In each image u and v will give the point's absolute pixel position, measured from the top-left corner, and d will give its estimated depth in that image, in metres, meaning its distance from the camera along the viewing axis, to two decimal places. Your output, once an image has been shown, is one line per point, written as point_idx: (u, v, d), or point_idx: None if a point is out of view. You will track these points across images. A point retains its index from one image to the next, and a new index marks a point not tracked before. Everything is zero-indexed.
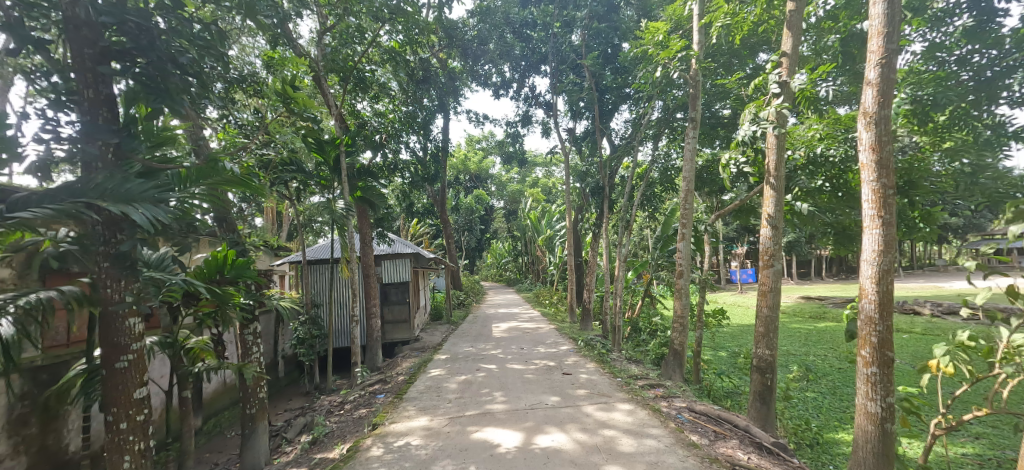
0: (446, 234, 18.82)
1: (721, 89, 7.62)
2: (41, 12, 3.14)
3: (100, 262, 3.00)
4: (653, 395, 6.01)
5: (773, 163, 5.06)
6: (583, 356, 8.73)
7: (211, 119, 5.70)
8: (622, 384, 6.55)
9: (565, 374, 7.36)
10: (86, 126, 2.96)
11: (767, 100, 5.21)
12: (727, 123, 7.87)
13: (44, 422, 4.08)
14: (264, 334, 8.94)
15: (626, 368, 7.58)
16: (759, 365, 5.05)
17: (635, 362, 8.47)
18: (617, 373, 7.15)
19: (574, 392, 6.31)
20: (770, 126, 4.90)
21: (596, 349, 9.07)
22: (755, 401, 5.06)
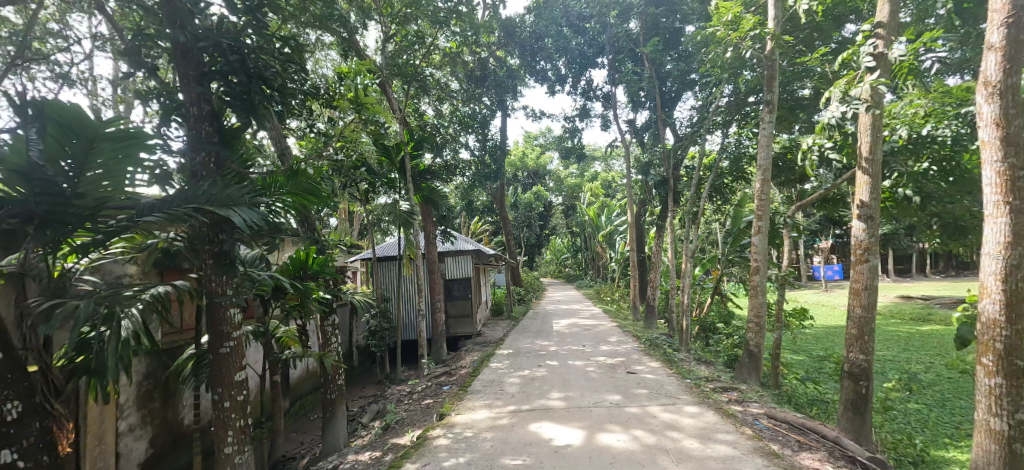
0: (506, 230, 19.05)
1: (800, 67, 7.00)
2: (153, 42, 3.56)
3: (205, 258, 3.36)
4: (726, 398, 5.70)
5: (866, 144, 4.60)
6: (649, 355, 8.47)
7: (291, 127, 6.14)
8: (692, 386, 6.26)
9: (630, 373, 7.17)
10: (193, 140, 3.33)
11: (859, 75, 4.71)
12: (808, 104, 7.35)
13: (164, 398, 4.64)
14: (340, 325, 9.56)
15: (694, 369, 7.25)
16: (851, 371, 4.61)
17: (705, 363, 8.06)
18: (686, 375, 6.86)
19: (641, 391, 6.12)
20: (863, 105, 4.39)
21: (661, 348, 8.76)
22: (846, 411, 4.63)
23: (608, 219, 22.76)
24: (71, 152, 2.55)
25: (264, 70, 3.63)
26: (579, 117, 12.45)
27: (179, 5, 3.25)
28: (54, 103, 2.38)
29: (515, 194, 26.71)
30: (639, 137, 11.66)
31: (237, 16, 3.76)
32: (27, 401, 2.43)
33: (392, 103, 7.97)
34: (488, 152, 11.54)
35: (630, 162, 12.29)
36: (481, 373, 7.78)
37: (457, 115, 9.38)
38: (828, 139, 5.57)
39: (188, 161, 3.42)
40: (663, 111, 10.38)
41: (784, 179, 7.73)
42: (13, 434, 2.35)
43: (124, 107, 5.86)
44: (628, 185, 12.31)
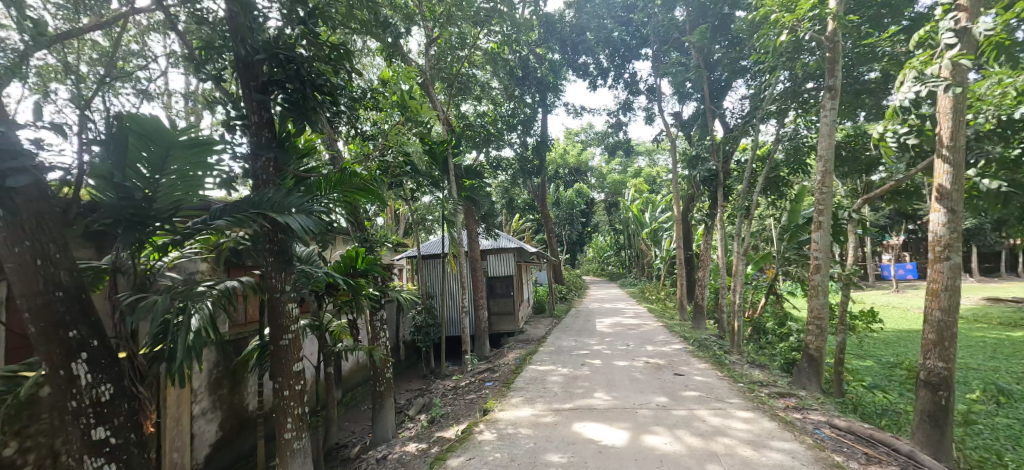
0: (548, 228, 19.02)
1: (866, 48, 6.53)
2: (217, 55, 3.85)
3: (267, 257, 3.62)
4: (783, 405, 5.45)
5: (947, 129, 4.26)
6: (697, 356, 8.23)
7: (342, 132, 6.42)
8: (745, 391, 6.02)
9: (677, 375, 6.99)
10: (254, 146, 3.58)
11: (937, 53, 4.36)
12: (875, 88, 6.87)
13: (231, 385, 5.01)
14: (388, 321, 9.92)
15: (747, 372, 6.98)
16: (929, 380, 4.29)
17: (759, 366, 7.71)
18: (738, 378, 6.61)
19: (689, 394, 5.96)
20: (943, 86, 4.07)
21: (711, 350, 8.46)
22: (922, 423, 4.31)
23: (653, 216, 22.21)
24: (149, 159, 2.80)
25: (316, 77, 3.84)
26: (622, 111, 12.22)
27: (240, 21, 3.50)
28: (130, 113, 2.60)
29: (557, 191, 26.60)
30: (686, 130, 11.29)
31: (291, 27, 3.99)
32: (117, 384, 2.70)
33: (435, 105, 8.16)
34: (530, 150, 11.57)
35: (676, 156, 11.93)
36: (525, 371, 7.84)
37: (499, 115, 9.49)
38: (901, 125, 5.17)
39: (250, 166, 3.67)
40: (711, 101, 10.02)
41: (846, 172, 7.24)
42: (106, 413, 2.63)
43: (195, 116, 6.36)
44: (675, 180, 11.96)
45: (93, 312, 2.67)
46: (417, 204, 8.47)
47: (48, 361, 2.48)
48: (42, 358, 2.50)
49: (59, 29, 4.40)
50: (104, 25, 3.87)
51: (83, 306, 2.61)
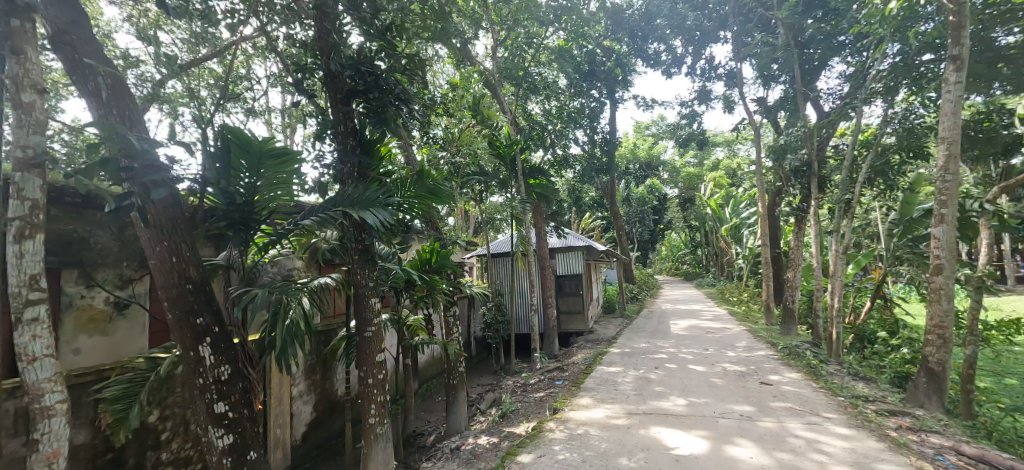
0: (619, 225, 18.57)
1: (1006, 7, 5.58)
2: (309, 74, 4.28)
3: (352, 255, 3.95)
4: (894, 424, 4.87)
5: None
6: (786, 364, 7.65)
7: (416, 136, 6.76)
8: (845, 406, 5.48)
9: (763, 384, 6.54)
10: (341, 153, 3.92)
11: None
12: (1015, 55, 5.91)
13: (323, 372, 5.53)
14: (459, 317, 10.31)
15: (848, 385, 6.35)
16: None
17: (863, 378, 6.97)
18: (838, 391, 6.02)
19: (778, 406, 5.55)
20: None
21: (804, 358, 7.78)
22: None
23: (733, 211, 20.85)
24: (246, 163, 3.18)
25: (394, 86, 4.09)
26: (698, 100, 11.61)
27: (328, 41, 3.91)
28: (229, 126, 2.95)
29: (628, 187, 25.89)
30: (771, 117, 10.48)
31: (370, 43, 4.32)
32: (233, 366, 3.11)
33: (502, 105, 8.32)
34: (598, 146, 11.41)
35: (760, 147, 11.10)
36: (595, 372, 7.77)
37: (567, 112, 9.50)
38: None
39: (337, 171, 4.03)
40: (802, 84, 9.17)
41: (978, 153, 6.55)
42: (225, 390, 3.04)
43: (290, 129, 7.05)
44: (758, 172, 11.15)
45: (214, 303, 3.10)
46: (485, 204, 8.69)
47: (182, 343, 2.93)
48: (176, 341, 2.95)
49: (183, 59, 5.18)
50: (217, 54, 4.50)
51: (207, 297, 3.04)
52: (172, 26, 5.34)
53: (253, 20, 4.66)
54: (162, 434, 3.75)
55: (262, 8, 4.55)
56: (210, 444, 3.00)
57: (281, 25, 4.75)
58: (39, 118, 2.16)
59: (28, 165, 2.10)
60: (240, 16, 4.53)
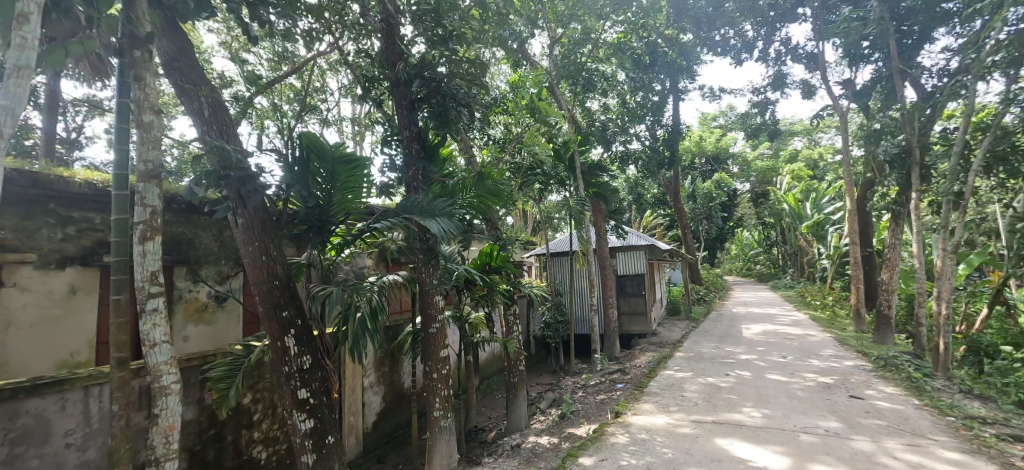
0: (685, 223, 17.81)
1: None
2: (377, 84, 4.56)
3: (417, 254, 4.17)
4: (1019, 452, 4.26)
5: None
6: (881, 377, 6.95)
7: (475, 138, 6.93)
8: (957, 428, 4.88)
9: (853, 398, 6.00)
10: (407, 158, 4.14)
11: None
12: None
13: (390, 364, 5.84)
14: (519, 316, 10.44)
15: (959, 403, 5.64)
16: None
17: (978, 396, 6.16)
18: (946, 410, 5.37)
19: (871, 423, 5.07)
20: None
21: (903, 371, 7.02)
22: None
23: (814, 206, 19.25)
24: (322, 168, 3.44)
25: (455, 91, 4.23)
26: (774, 86, 10.82)
27: (392, 52, 4.16)
28: (307, 133, 3.24)
29: (693, 183, 24.75)
30: (859, 101, 9.56)
31: (431, 51, 4.51)
32: (313, 356, 3.39)
33: (560, 103, 8.30)
34: (661, 141, 10.97)
35: (846, 134, 10.16)
36: (659, 376, 7.54)
37: (627, 107, 9.28)
38: None
39: (403, 174, 4.26)
40: (901, 62, 8.16)
41: None
42: (307, 377, 3.32)
43: (359, 136, 7.50)
44: (845, 162, 10.20)
45: (297, 298, 3.41)
46: (544, 203, 8.70)
47: (270, 333, 3.25)
48: (265, 331, 3.27)
49: (268, 77, 5.71)
50: (296, 70, 4.94)
51: (291, 293, 3.35)
52: (257, 48, 5.90)
53: (328, 36, 5.04)
54: (254, 414, 4.16)
55: (335, 25, 4.92)
56: (294, 427, 3.30)
57: (352, 39, 5.10)
58: (157, 135, 2.47)
59: (149, 176, 2.43)
60: (316, 35, 4.93)
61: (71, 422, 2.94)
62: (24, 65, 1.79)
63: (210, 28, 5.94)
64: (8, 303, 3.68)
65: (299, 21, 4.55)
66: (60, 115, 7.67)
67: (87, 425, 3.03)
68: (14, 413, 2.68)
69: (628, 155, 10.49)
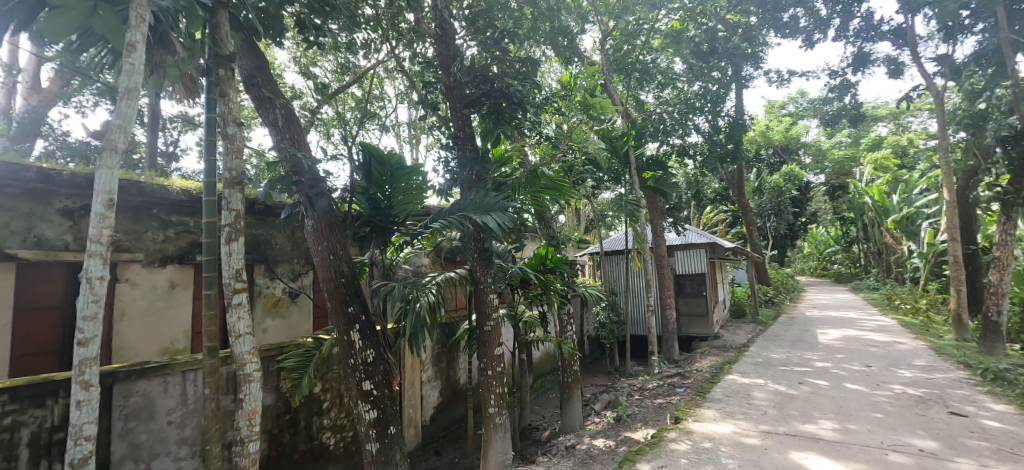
0: (750, 219, 16.86)
1: None
2: (433, 88, 4.72)
3: (473, 254, 4.29)
4: None
5: None
6: (988, 392, 6.19)
7: (528, 137, 6.97)
8: None
9: (953, 415, 5.39)
10: (462, 159, 4.25)
11: None
12: None
13: (447, 360, 6.04)
14: (573, 316, 10.39)
15: None
16: None
17: None
18: None
19: (976, 444, 4.53)
20: None
21: (1016, 385, 6.21)
22: None
23: (902, 199, 17.47)
24: (384, 171, 3.62)
25: (508, 90, 4.27)
26: (854, 66, 9.94)
27: (447, 55, 4.29)
28: (372, 141, 3.45)
29: (759, 177, 23.36)
30: (957, 78, 8.56)
31: (484, 53, 4.60)
32: (376, 350, 3.58)
33: (613, 98, 8.17)
34: (724, 131, 10.45)
35: (942, 117, 9.13)
36: (722, 382, 7.20)
37: (686, 97, 8.92)
38: None
39: (458, 174, 4.38)
40: (1011, 30, 7.20)
41: None
42: (371, 370, 3.51)
43: (416, 140, 7.79)
44: (940, 148, 9.17)
45: (362, 295, 3.62)
46: (598, 201, 8.58)
47: (338, 328, 3.48)
48: (334, 325, 3.51)
49: (333, 87, 6.09)
50: (357, 79, 5.24)
51: (355, 290, 3.57)
52: (323, 60, 6.31)
53: (385, 46, 5.29)
54: (323, 402, 4.47)
55: (393, 35, 5.18)
56: (360, 416, 3.51)
57: (408, 47, 5.35)
58: (240, 146, 2.70)
59: (233, 183, 2.67)
60: (375, 45, 5.22)
61: (172, 402, 3.32)
62: (132, 88, 2.03)
63: (282, 45, 6.46)
64: (121, 295, 4.47)
65: (359, 33, 4.82)
66: (160, 132, 8.65)
67: (185, 406, 3.40)
68: (127, 392, 3.06)
69: (687, 147, 10.08)
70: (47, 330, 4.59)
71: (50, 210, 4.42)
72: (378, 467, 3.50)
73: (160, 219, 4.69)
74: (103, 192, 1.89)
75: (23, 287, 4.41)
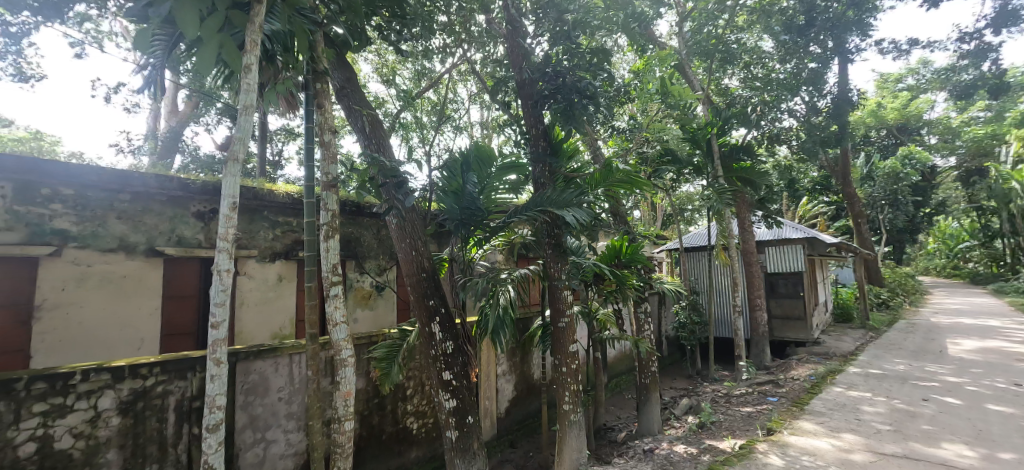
0: (856, 210, 15.15)
1: None
2: (505, 87, 4.84)
3: (547, 250, 4.34)
4: None
5: None
6: None
7: (602, 131, 6.85)
8: None
9: None
10: (535, 155, 4.30)
11: None
12: None
13: (520, 355, 6.16)
14: (650, 315, 10.04)
15: None
16: None
17: None
18: None
19: None
20: None
21: None
22: None
23: None
24: (463, 171, 3.78)
25: (579, 83, 4.25)
26: (996, 25, 8.49)
27: (518, 53, 4.39)
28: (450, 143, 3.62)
29: (869, 163, 20.82)
30: None
31: (556, 47, 4.62)
32: (455, 342, 3.75)
33: (693, 83, 7.79)
34: (825, 112, 9.48)
35: None
36: (825, 393, 6.58)
37: (778, 78, 8.21)
38: None
39: (531, 172, 4.45)
40: None
41: None
42: (450, 362, 3.69)
43: (490, 139, 8.00)
44: None
45: (441, 289, 3.82)
46: (677, 194, 8.19)
47: (421, 320, 3.71)
48: (417, 317, 3.75)
49: (413, 93, 6.45)
50: (434, 83, 5.50)
51: (435, 284, 3.78)
52: (404, 67, 6.70)
53: (459, 50, 5.50)
54: (407, 389, 4.79)
55: (466, 39, 5.38)
56: (440, 404, 3.70)
57: (480, 49, 5.52)
58: (335, 152, 2.97)
59: (329, 186, 2.93)
60: (449, 50, 5.46)
61: (282, 381, 3.76)
62: (249, 104, 2.32)
63: (366, 57, 6.96)
64: (241, 287, 5.14)
65: (434, 39, 5.07)
66: (268, 144, 9.76)
67: (292, 385, 3.83)
68: (247, 370, 3.52)
69: (780, 133, 9.27)
70: (186, 314, 5.41)
71: (186, 213, 5.25)
72: (457, 454, 3.67)
73: (270, 220, 5.33)
74: (229, 197, 2.17)
75: (167, 278, 5.23)
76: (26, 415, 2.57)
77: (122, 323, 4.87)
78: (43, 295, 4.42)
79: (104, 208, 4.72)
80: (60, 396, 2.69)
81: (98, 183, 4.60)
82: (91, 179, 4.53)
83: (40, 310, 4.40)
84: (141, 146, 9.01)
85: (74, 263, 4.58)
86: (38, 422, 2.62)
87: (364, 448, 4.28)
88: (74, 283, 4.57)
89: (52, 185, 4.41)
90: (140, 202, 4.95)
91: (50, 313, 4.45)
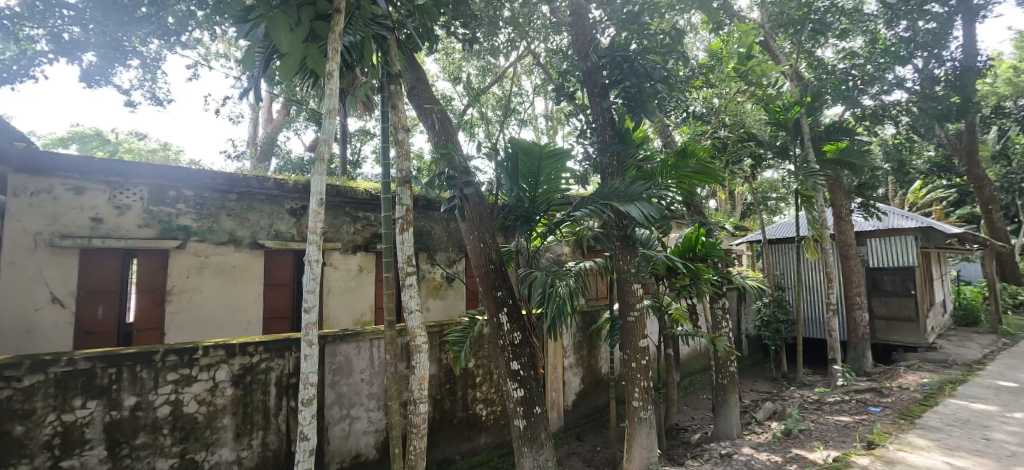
0: (984, 195, 13.10)
1: None
2: (571, 76, 4.81)
3: (616, 242, 4.29)
4: None
5: None
6: None
7: (674, 116, 6.56)
8: None
9: None
10: (602, 144, 4.26)
11: None
12: None
13: (587, 348, 6.13)
14: (728, 311, 9.48)
15: None
16: None
17: None
18: None
19: None
20: None
21: None
22: None
23: None
24: (528, 165, 3.84)
25: (648, 68, 4.13)
26: None
27: (584, 41, 4.35)
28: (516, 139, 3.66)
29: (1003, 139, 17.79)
30: None
31: (623, 32, 4.49)
32: (522, 334, 3.84)
33: (778, 59, 7.18)
34: (942, 82, 8.29)
35: None
36: (941, 407, 5.81)
37: (882, 45, 7.30)
38: None
39: (597, 162, 4.39)
40: None
41: None
42: (518, 351, 3.78)
43: (556, 130, 7.97)
44: None
45: (509, 280, 3.92)
46: (758, 181, 7.65)
47: (489, 310, 3.86)
48: (486, 307, 3.90)
49: (480, 88, 6.62)
50: (499, 77, 5.61)
51: (503, 276, 3.89)
52: (473, 62, 6.85)
53: (523, 42, 5.53)
54: (476, 377, 4.97)
55: (530, 31, 5.40)
56: (509, 393, 3.81)
57: (544, 40, 5.51)
58: (408, 149, 3.14)
59: (404, 181, 3.10)
60: (514, 43, 5.52)
61: (364, 363, 4.08)
62: (332, 109, 2.53)
63: (434, 56, 7.21)
64: (328, 277, 5.63)
65: (499, 33, 5.15)
66: (349, 145, 10.52)
67: (372, 367, 4.14)
68: (334, 352, 3.87)
69: (885, 108, 8.24)
70: (283, 300, 6.03)
71: (282, 211, 5.85)
72: (525, 443, 3.76)
73: (352, 216, 5.78)
74: (317, 193, 2.39)
75: (267, 268, 5.87)
76: (162, 382, 3.04)
77: (232, 308, 5.54)
78: (172, 282, 5.15)
79: (218, 207, 5.39)
80: (187, 367, 3.15)
81: (213, 185, 5.27)
82: (207, 182, 5.20)
83: (172, 294, 5.15)
84: (244, 152, 10.14)
85: (195, 254, 5.29)
86: (171, 388, 3.08)
87: (437, 431, 4.52)
88: (195, 271, 5.28)
89: (178, 188, 5.13)
90: (245, 201, 5.58)
91: (178, 297, 5.20)
